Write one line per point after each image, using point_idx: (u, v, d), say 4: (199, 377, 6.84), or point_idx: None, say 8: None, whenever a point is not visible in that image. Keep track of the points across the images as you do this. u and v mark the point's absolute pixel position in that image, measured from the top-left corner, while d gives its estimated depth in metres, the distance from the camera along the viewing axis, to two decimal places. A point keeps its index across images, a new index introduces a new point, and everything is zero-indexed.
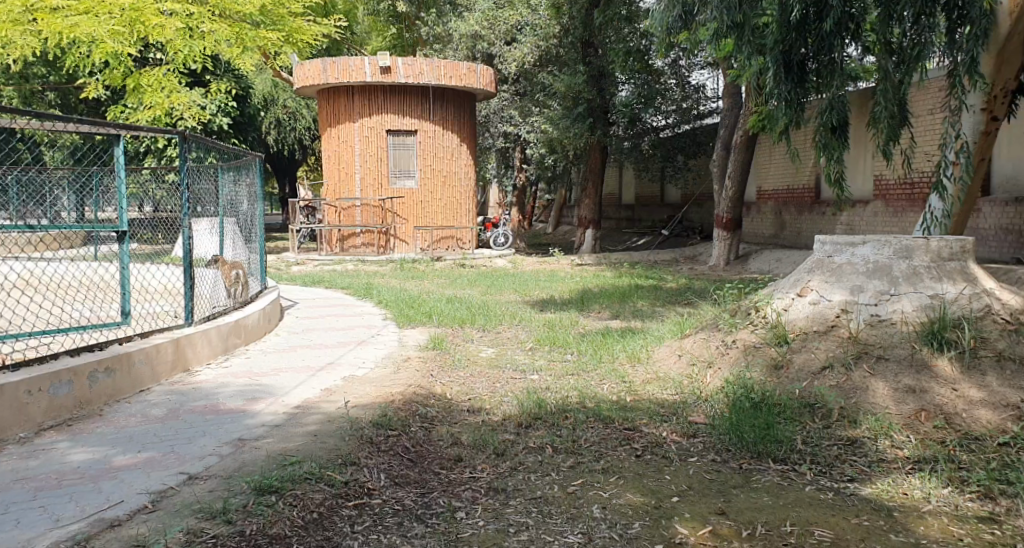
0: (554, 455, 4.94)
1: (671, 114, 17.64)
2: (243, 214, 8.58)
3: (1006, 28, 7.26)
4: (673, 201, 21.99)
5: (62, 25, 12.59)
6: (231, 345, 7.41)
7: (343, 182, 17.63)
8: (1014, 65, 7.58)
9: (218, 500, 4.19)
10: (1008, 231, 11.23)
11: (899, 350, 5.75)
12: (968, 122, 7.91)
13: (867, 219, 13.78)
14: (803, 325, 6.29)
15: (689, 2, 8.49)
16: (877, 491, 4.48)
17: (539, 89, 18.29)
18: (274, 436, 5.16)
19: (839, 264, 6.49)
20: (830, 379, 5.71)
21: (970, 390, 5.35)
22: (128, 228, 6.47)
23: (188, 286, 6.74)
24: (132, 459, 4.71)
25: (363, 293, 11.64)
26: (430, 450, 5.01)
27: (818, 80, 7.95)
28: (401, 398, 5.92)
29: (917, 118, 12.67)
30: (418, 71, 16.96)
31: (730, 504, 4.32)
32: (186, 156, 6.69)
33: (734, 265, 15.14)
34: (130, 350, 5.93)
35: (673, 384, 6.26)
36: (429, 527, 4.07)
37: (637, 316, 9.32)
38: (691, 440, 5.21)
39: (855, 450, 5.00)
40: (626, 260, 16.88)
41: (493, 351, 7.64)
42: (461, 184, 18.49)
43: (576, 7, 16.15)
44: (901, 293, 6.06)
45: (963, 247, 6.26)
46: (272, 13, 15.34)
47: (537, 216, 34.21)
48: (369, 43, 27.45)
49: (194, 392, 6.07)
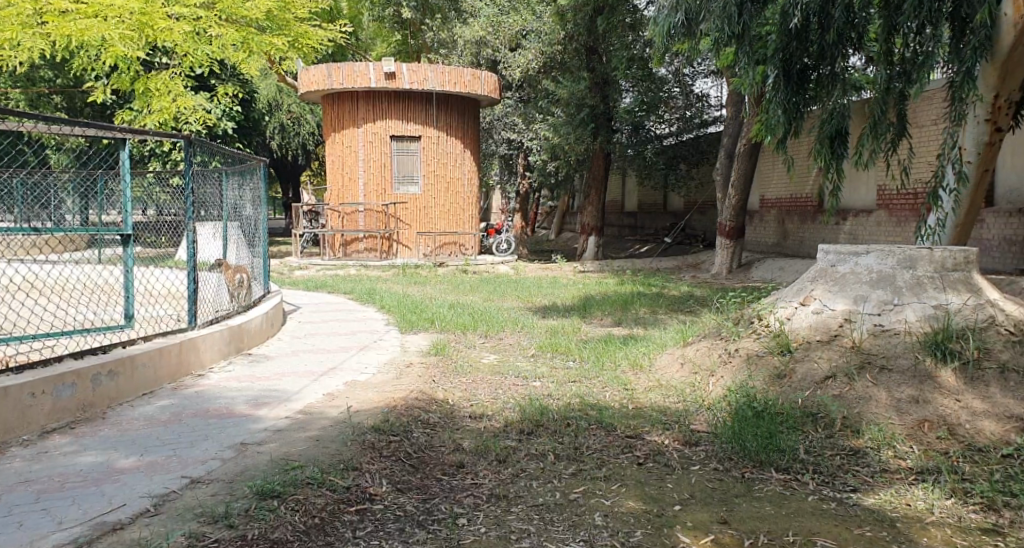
0: (556, 461, 4.95)
1: (674, 122, 18.00)
2: (245, 219, 8.59)
3: (1009, 42, 7.00)
4: (675, 209, 22.06)
5: (73, 28, 12.55)
6: (232, 349, 7.39)
7: (346, 187, 17.70)
8: (1018, 76, 7.31)
9: (220, 504, 4.20)
10: (1011, 242, 11.22)
11: (903, 359, 5.75)
12: (971, 133, 7.63)
13: (869, 229, 13.82)
14: (806, 334, 6.29)
15: (693, 8, 8.29)
16: (880, 502, 4.48)
17: (542, 95, 18.54)
18: (276, 441, 5.15)
19: (842, 273, 6.51)
20: (832, 388, 5.71)
21: (973, 401, 5.35)
22: (132, 232, 6.48)
23: (190, 290, 6.75)
24: (135, 463, 4.71)
25: (366, 297, 11.73)
26: (432, 456, 5.01)
27: (818, 87, 8.12)
28: (404, 403, 5.94)
29: (919, 128, 12.73)
30: (422, 78, 16.90)
31: (732, 513, 4.32)
32: (191, 160, 6.73)
33: (736, 273, 15.12)
34: (134, 355, 5.93)
35: (676, 392, 6.28)
36: (430, 533, 4.07)
37: (640, 323, 9.39)
38: (693, 448, 5.21)
39: (858, 460, 4.98)
40: (629, 267, 16.98)
41: (495, 357, 7.64)
42: (465, 190, 18.47)
43: (580, 14, 15.97)
44: (905, 303, 6.05)
45: (967, 257, 6.24)
46: (278, 19, 15.28)
47: (540, 223, 34.33)
48: (373, 49, 27.50)
49: (197, 395, 6.08)
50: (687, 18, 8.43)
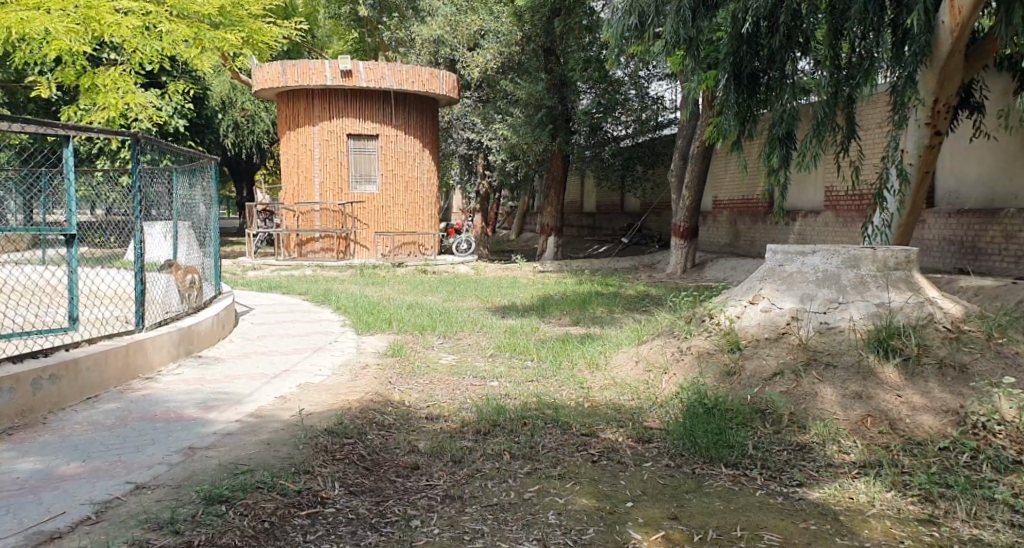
0: (512, 461, 4.98)
1: (630, 124, 17.86)
2: (198, 217, 8.47)
3: (948, 46, 7.23)
4: (632, 209, 22.26)
5: (14, 22, 12.22)
6: (182, 351, 7.30)
7: (302, 186, 17.55)
8: (955, 81, 7.57)
9: (165, 510, 4.15)
10: (950, 242, 11.52)
11: (848, 357, 5.88)
12: (912, 137, 7.84)
13: (817, 229, 14.09)
14: (754, 332, 6.40)
15: (647, 11, 8.45)
16: (824, 496, 4.58)
17: (501, 96, 18.58)
18: (225, 444, 5.11)
19: (790, 273, 6.63)
20: (780, 385, 5.82)
21: (914, 396, 5.49)
22: (76, 231, 6.34)
23: (138, 291, 6.65)
24: (76, 469, 4.64)
25: (321, 297, 11.67)
26: (386, 458, 5.01)
27: (768, 90, 8.32)
28: (359, 406, 5.92)
29: (865, 131, 13.01)
30: (379, 75, 16.87)
31: (682, 509, 4.39)
32: (139, 157, 6.61)
33: (691, 273, 15.31)
34: (78, 358, 5.84)
35: (630, 390, 6.35)
36: (383, 535, 4.07)
37: (597, 322, 9.47)
38: (646, 445, 5.27)
39: (804, 455, 5.09)
40: (588, 267, 17.08)
41: (453, 358, 7.63)
42: (423, 189, 18.43)
43: (537, 15, 16.16)
44: (849, 302, 6.19)
45: (908, 257, 6.41)
46: (231, 15, 15.21)
47: (500, 224, 34.37)
48: (330, 47, 27.29)
49: (143, 399, 5.99)
50: (641, 20, 8.53)
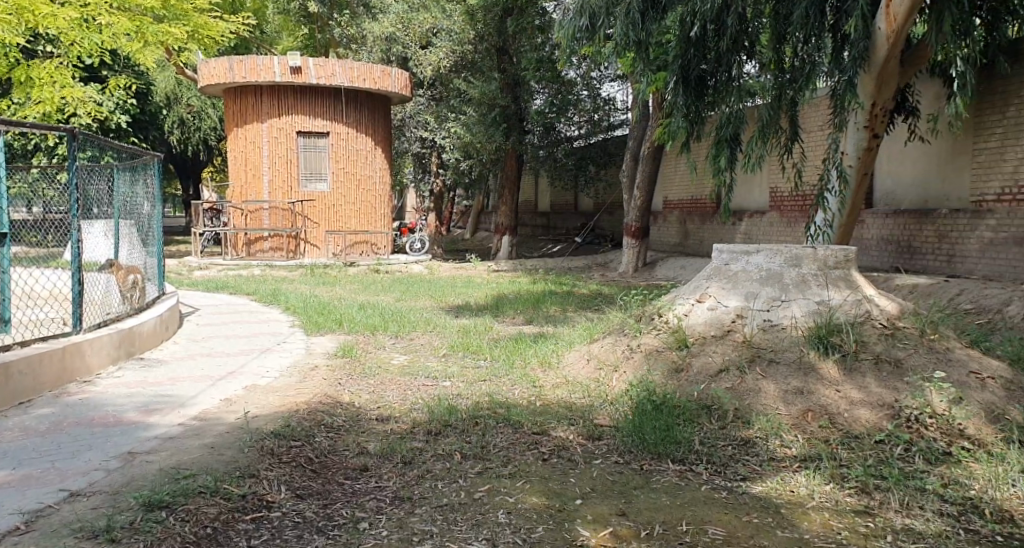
0: (462, 461, 4.99)
1: (584, 124, 18.25)
2: (141, 217, 8.34)
3: (884, 51, 7.41)
4: (586, 209, 22.41)
5: None
6: (123, 352, 7.16)
7: (251, 184, 17.31)
8: (890, 85, 7.77)
9: (102, 517, 4.09)
10: (889, 242, 11.83)
11: (790, 353, 6.01)
12: (851, 140, 8.05)
13: (763, 229, 14.36)
14: (701, 330, 6.52)
15: (596, 12, 8.46)
16: (766, 489, 4.69)
17: (454, 95, 18.56)
18: (168, 449, 5.04)
19: (735, 272, 6.76)
20: (725, 381, 5.92)
21: (852, 391, 5.65)
22: (9, 229, 6.19)
23: (75, 292, 6.51)
24: (7, 477, 4.54)
25: (271, 298, 11.54)
26: (335, 460, 4.99)
27: (715, 93, 8.40)
28: (308, 408, 5.89)
29: (807, 133, 13.30)
30: (330, 72, 16.76)
31: (630, 505, 4.45)
32: (76, 153, 6.47)
33: (642, 272, 15.47)
34: (10, 361, 5.70)
35: (580, 389, 6.41)
36: (330, 538, 4.06)
37: (550, 321, 9.52)
38: (595, 443, 5.34)
39: (748, 450, 5.20)
40: (541, 267, 17.15)
41: (405, 358, 7.62)
42: (375, 188, 18.32)
43: (490, 14, 16.28)
44: (791, 299, 6.34)
45: (847, 256, 6.58)
46: (176, 9, 15.00)
47: (455, 224, 34.31)
48: (281, 44, 26.97)
49: (82, 403, 5.87)
50: (591, 21, 8.60)
